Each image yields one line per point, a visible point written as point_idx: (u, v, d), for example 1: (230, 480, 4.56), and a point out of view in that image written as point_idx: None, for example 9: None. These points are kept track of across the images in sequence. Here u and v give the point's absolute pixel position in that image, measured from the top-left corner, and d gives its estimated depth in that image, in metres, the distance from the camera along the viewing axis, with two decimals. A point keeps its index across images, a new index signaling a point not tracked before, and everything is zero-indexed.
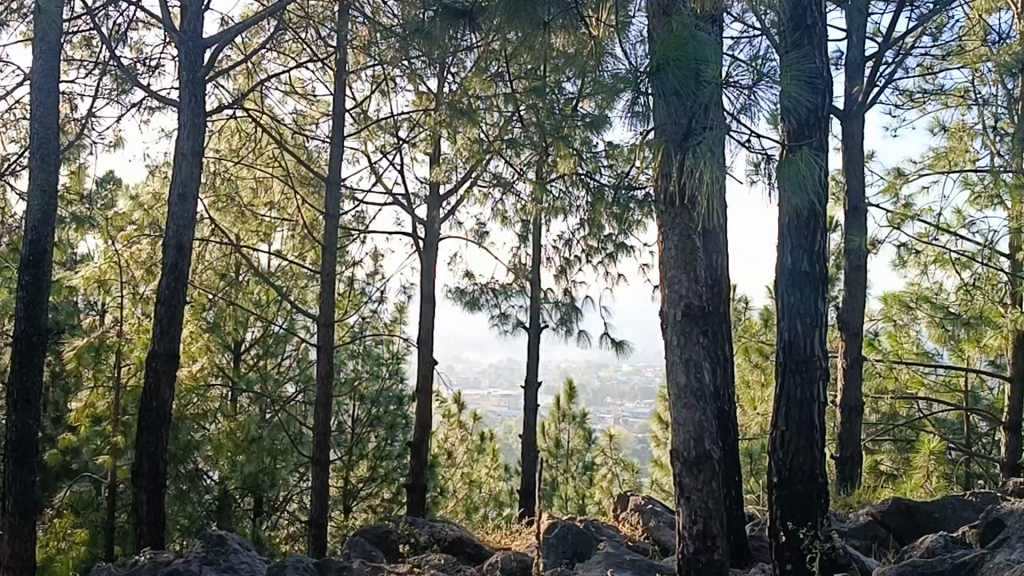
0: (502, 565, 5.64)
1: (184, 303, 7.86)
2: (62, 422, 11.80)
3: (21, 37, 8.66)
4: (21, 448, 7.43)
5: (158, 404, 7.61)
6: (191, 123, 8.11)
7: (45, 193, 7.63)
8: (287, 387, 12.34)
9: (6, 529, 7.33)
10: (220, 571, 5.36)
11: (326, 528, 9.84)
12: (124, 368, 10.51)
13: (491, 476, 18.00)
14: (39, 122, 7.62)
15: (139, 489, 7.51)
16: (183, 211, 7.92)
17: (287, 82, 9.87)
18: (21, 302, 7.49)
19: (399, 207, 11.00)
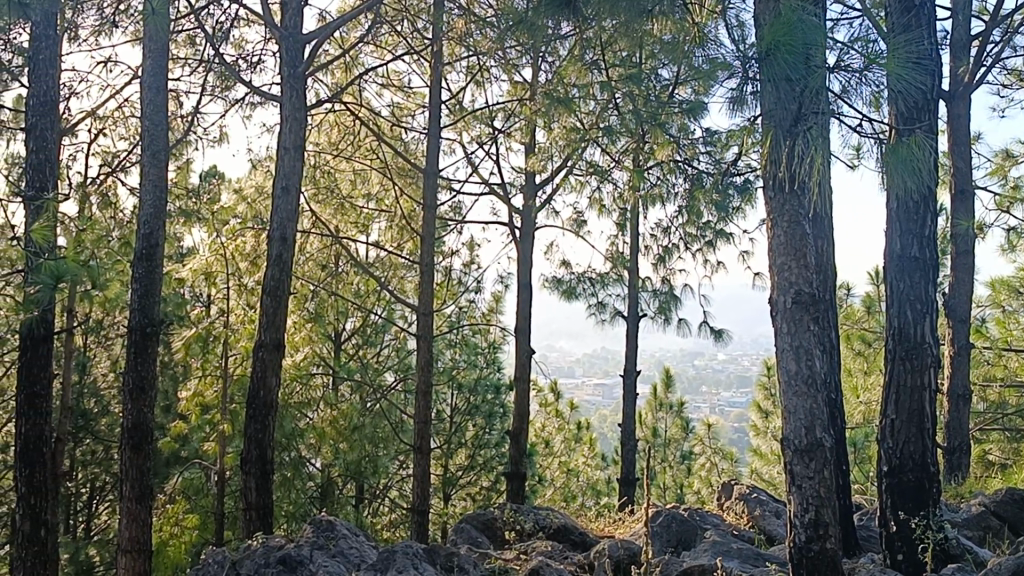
0: (609, 553, 5.66)
1: (288, 293, 8.02)
2: (171, 410, 12.16)
3: (130, 37, 8.93)
4: (137, 436, 7.65)
5: (266, 393, 7.79)
6: (293, 118, 8.24)
7: (157, 188, 7.85)
8: (387, 376, 12.51)
9: (125, 514, 7.62)
10: (331, 556, 5.47)
11: (429, 515, 9.94)
12: (231, 357, 10.71)
13: (588, 465, 18.00)
14: (149, 120, 7.85)
15: (249, 475, 7.69)
16: (287, 204, 8.05)
17: (384, 75, 9.98)
18: (135, 294, 7.72)
19: (495, 196, 11.06)
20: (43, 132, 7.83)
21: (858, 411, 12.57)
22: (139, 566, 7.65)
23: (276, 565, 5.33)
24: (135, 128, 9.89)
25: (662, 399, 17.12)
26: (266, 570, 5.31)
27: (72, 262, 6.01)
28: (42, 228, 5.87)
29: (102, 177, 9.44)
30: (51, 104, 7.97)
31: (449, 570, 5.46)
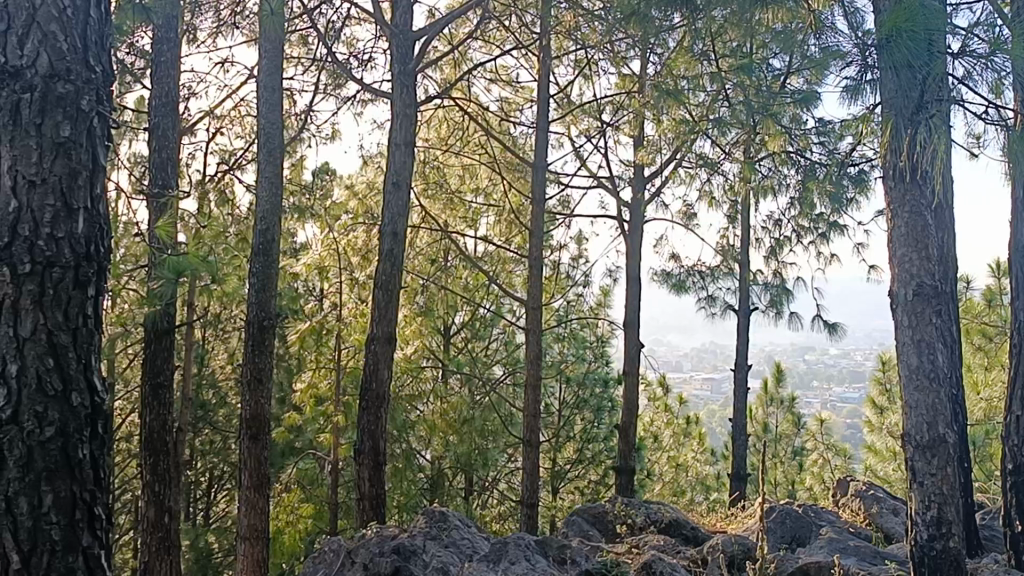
0: (723, 549, 5.66)
1: (400, 287, 8.11)
2: (286, 402, 12.47)
3: (246, 38, 9.15)
4: (255, 426, 7.84)
5: (377, 385, 7.90)
6: (403, 114, 8.32)
7: (272, 184, 8.03)
8: (496, 370, 12.62)
9: (244, 502, 7.86)
10: (444, 546, 5.52)
11: (538, 508, 9.97)
12: (343, 350, 11.07)
13: (697, 460, 17.88)
14: (265, 118, 8.03)
15: (362, 466, 7.83)
16: (398, 199, 8.12)
17: (492, 70, 10.03)
18: (253, 289, 7.90)
19: (603, 189, 11.02)
20: (165, 131, 8.07)
21: (980, 407, 12.20)
22: (257, 551, 7.94)
23: (390, 554, 5.27)
24: (251, 127, 10.13)
25: (773, 394, 16.92)
26: (382, 560, 5.19)
27: (193, 257, 6.16)
28: (166, 224, 6.03)
29: (220, 174, 9.69)
30: (173, 104, 8.21)
31: (561, 562, 5.48)
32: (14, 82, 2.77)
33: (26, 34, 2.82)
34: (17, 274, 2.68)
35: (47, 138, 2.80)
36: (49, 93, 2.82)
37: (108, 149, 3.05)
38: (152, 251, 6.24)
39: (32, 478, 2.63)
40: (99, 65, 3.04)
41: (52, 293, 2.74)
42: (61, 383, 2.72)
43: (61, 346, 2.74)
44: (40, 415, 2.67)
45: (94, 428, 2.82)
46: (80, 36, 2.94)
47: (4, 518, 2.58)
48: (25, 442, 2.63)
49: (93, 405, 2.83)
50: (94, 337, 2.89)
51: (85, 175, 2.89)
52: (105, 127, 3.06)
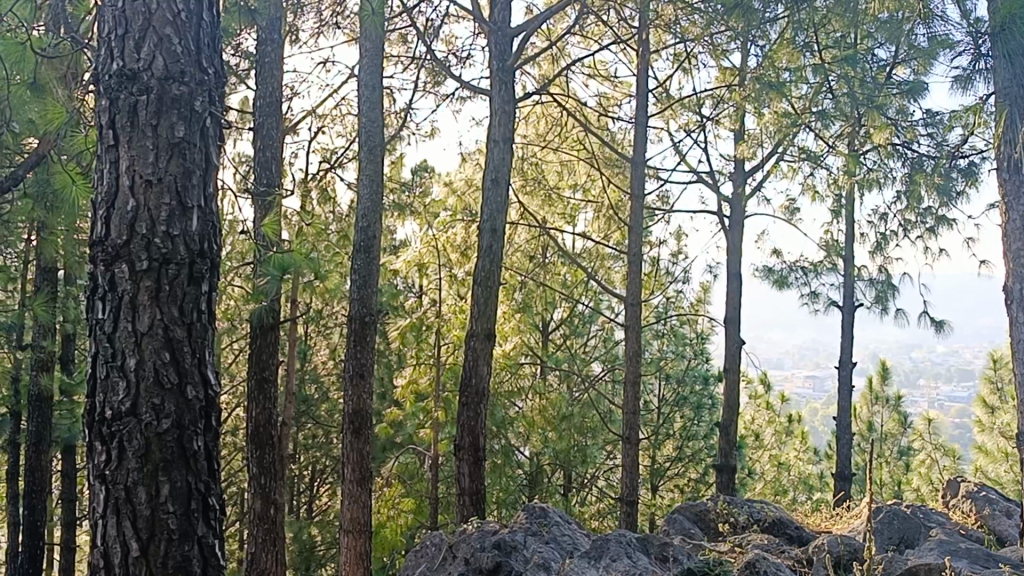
0: (828, 548, 5.55)
1: (499, 283, 8.10)
2: (387, 397, 12.64)
3: (347, 38, 9.28)
4: (357, 421, 7.93)
5: (477, 381, 7.94)
6: (501, 110, 8.29)
7: (373, 181, 8.10)
8: (594, 366, 12.62)
9: (347, 496, 7.99)
10: (545, 542, 5.51)
11: (638, 505, 9.91)
12: (443, 346, 11.19)
13: (799, 459, 17.63)
14: (366, 116, 8.12)
15: (461, 461, 7.86)
16: (496, 195, 8.11)
17: (590, 65, 9.97)
18: (354, 285, 7.99)
19: (703, 185, 10.90)
20: (269, 132, 8.22)
21: None
22: (359, 544, 8.05)
23: (491, 549, 5.36)
24: (352, 125, 10.25)
25: (878, 393, 16.58)
26: (483, 554, 5.30)
27: (297, 255, 6.25)
28: (271, 222, 6.13)
29: (322, 172, 9.84)
30: (277, 104, 8.30)
31: (663, 560, 5.41)
32: (132, 85, 2.87)
33: (143, 39, 2.90)
34: (135, 271, 2.77)
35: (162, 139, 2.87)
36: (164, 94, 2.88)
37: (221, 149, 3.10)
38: (257, 248, 6.35)
39: (150, 468, 2.72)
40: (211, 67, 3.08)
41: (169, 290, 2.79)
42: (177, 376, 2.78)
43: (177, 341, 2.79)
44: (157, 407, 2.75)
45: (209, 420, 2.86)
46: (193, 38, 2.99)
47: (125, 505, 2.71)
48: (143, 433, 2.72)
49: (208, 398, 2.87)
50: (210, 332, 2.92)
51: (199, 174, 2.93)
52: (217, 127, 3.10)
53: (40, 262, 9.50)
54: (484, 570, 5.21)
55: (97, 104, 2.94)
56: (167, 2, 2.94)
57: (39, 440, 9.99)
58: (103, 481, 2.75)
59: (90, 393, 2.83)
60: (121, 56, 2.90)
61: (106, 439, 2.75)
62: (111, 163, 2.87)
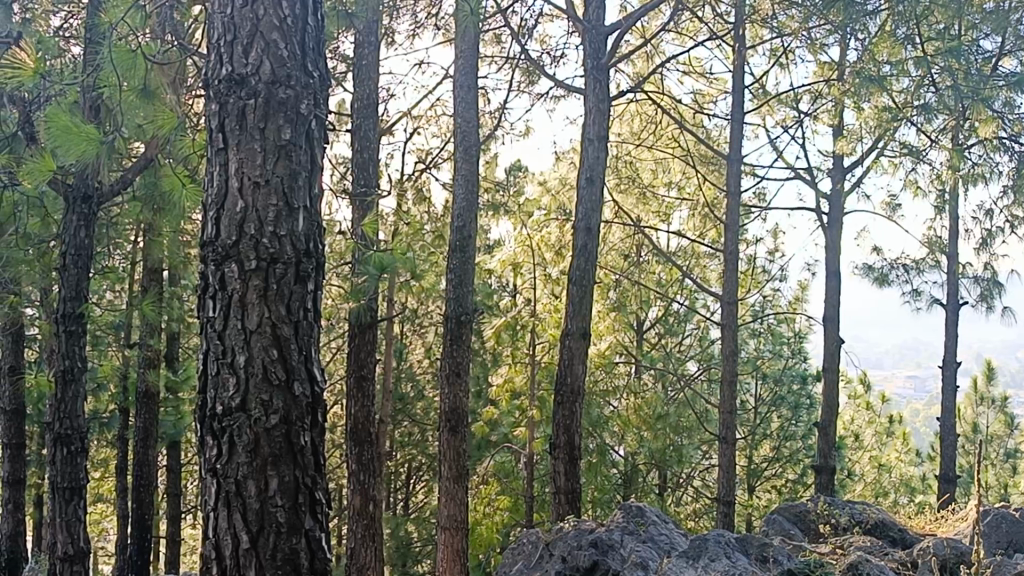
0: (934, 551, 5.43)
1: (594, 282, 8.09)
2: (482, 395, 12.75)
3: (443, 39, 9.35)
4: (454, 419, 8.00)
5: (572, 380, 7.94)
6: (596, 109, 8.25)
7: (469, 182, 8.16)
8: (689, 365, 12.54)
9: (444, 493, 8.06)
10: (642, 541, 5.49)
11: (735, 506, 9.81)
12: (538, 345, 11.23)
13: (901, 460, 17.26)
14: (461, 117, 8.18)
15: (557, 460, 7.89)
16: (591, 194, 8.08)
17: (684, 62, 9.90)
18: (450, 284, 8.05)
19: (801, 181, 10.74)
20: (367, 133, 8.32)
21: None
22: (456, 541, 8.11)
23: (588, 548, 5.38)
24: (447, 126, 10.34)
25: (984, 393, 16.18)
26: (579, 553, 5.33)
27: (395, 254, 6.33)
28: (369, 222, 6.20)
29: (417, 173, 9.92)
30: (375, 106, 8.42)
31: (763, 560, 5.35)
32: (240, 90, 2.95)
33: (251, 44, 2.98)
34: (244, 271, 2.84)
35: (269, 141, 2.93)
36: (271, 98, 2.95)
37: (325, 150, 3.16)
38: (356, 248, 6.45)
39: (259, 463, 2.79)
40: (316, 70, 3.14)
41: (276, 288, 2.85)
42: (284, 373, 2.84)
43: (284, 338, 2.85)
44: (266, 403, 2.81)
45: (316, 417, 2.91)
46: (299, 43, 3.05)
47: (235, 499, 2.79)
48: (252, 429, 2.79)
49: (315, 395, 2.92)
50: (316, 330, 2.98)
51: (305, 175, 2.99)
52: (322, 129, 3.16)
53: (147, 263, 9.80)
54: (581, 569, 5.29)
55: (207, 108, 3.02)
56: (273, 8, 3.01)
57: (147, 435, 10.30)
58: (214, 475, 2.83)
59: (201, 390, 2.91)
60: (229, 61, 2.98)
61: (217, 434, 2.83)
62: (221, 165, 2.95)
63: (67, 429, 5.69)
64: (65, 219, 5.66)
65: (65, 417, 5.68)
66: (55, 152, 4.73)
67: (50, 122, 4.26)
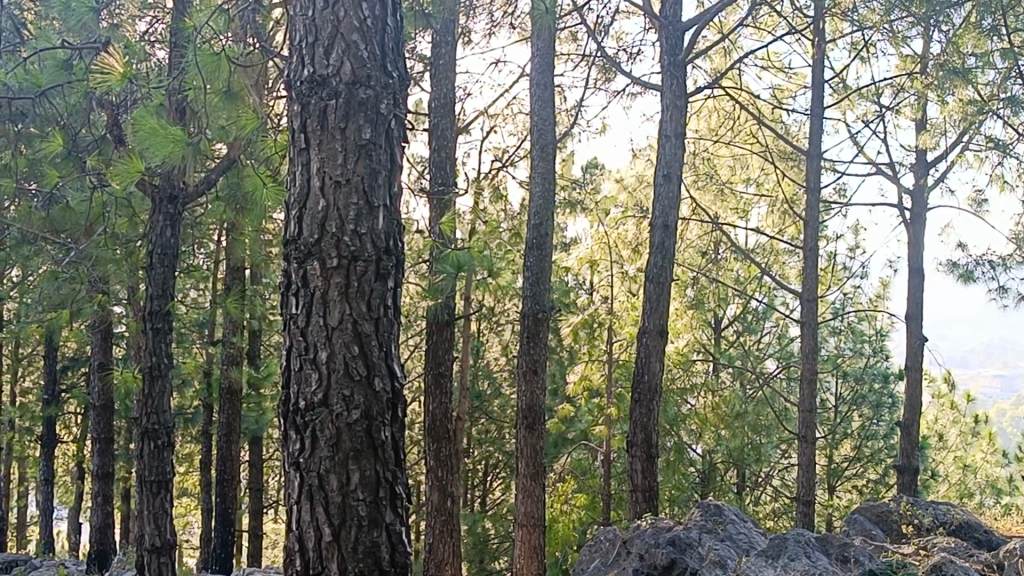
0: (1023, 553, 5.31)
1: (672, 279, 8.04)
2: (559, 393, 12.78)
3: (519, 37, 9.37)
4: (531, 416, 8.02)
5: (650, 378, 7.91)
6: (673, 105, 8.19)
7: (545, 179, 8.17)
8: (768, 364, 12.42)
9: (521, 490, 8.09)
10: (720, 539, 5.45)
11: (815, 506, 9.69)
12: (616, 343, 11.23)
13: (987, 461, 16.89)
14: (538, 115, 8.19)
15: (635, 458, 7.88)
16: (668, 191, 8.02)
17: (762, 57, 9.80)
18: (527, 282, 8.06)
19: (883, 177, 10.56)
20: (444, 132, 8.37)
21: None
22: (533, 538, 8.14)
23: (666, 546, 5.36)
24: (524, 124, 10.37)
25: None
26: (657, 551, 5.32)
27: (472, 252, 6.37)
28: (448, 220, 6.25)
29: (493, 171, 9.95)
30: (451, 105, 8.48)
31: (844, 561, 5.28)
32: (322, 91, 3.00)
33: (332, 45, 3.03)
34: (326, 268, 2.90)
35: (350, 141, 2.98)
36: (352, 98, 3.00)
37: (405, 149, 3.20)
38: (434, 246, 6.49)
39: (341, 457, 2.84)
40: (395, 70, 3.17)
41: (357, 285, 2.90)
42: (364, 369, 2.89)
43: (365, 335, 2.89)
44: (347, 398, 2.86)
45: (396, 412, 2.95)
46: (379, 43, 3.09)
47: (318, 492, 2.84)
48: (334, 424, 2.84)
49: (395, 391, 2.96)
50: (396, 326, 3.02)
51: (384, 174, 3.03)
52: (401, 128, 3.20)
53: (230, 261, 10.00)
54: (658, 567, 5.28)
55: (290, 109, 3.09)
56: (353, 10, 3.05)
57: (230, 430, 10.51)
58: (297, 468, 2.89)
59: (285, 384, 2.97)
60: (311, 62, 3.04)
61: (300, 429, 2.89)
62: (303, 165, 3.00)
63: (154, 423, 5.83)
64: (152, 219, 5.81)
65: (152, 412, 5.82)
66: (142, 153, 4.86)
67: (138, 124, 4.37)
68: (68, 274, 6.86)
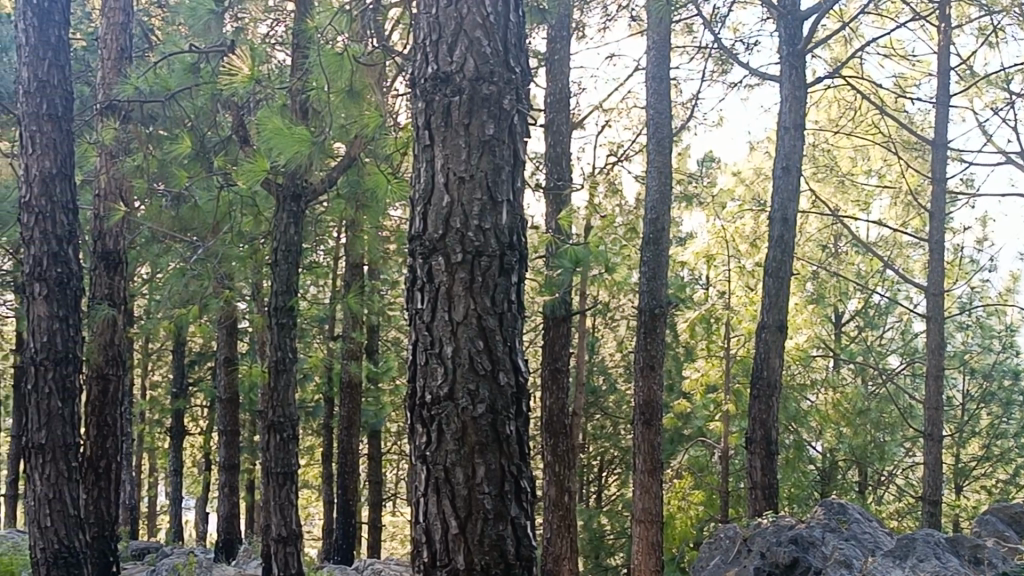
0: None
1: (792, 273, 7.89)
2: (675, 389, 12.70)
3: (634, 31, 9.31)
4: (648, 412, 7.97)
5: (769, 373, 7.77)
6: (793, 97, 8.03)
7: (662, 174, 8.12)
8: (891, 359, 12.12)
9: (638, 486, 8.05)
10: (844, 539, 5.32)
11: (942, 506, 9.40)
12: (733, 338, 11.11)
13: None
14: (654, 108, 8.12)
15: (754, 455, 7.77)
16: (787, 184, 7.87)
17: (885, 45, 9.55)
18: (644, 277, 8.02)
19: (1012, 166, 10.18)
20: (559, 127, 8.37)
21: None
22: (651, 534, 8.09)
23: (788, 544, 5.27)
24: (638, 118, 10.32)
25: None
26: (780, 549, 5.25)
27: (590, 247, 6.37)
28: (566, 215, 6.25)
29: (608, 166, 9.92)
30: (566, 99, 8.45)
31: (976, 563, 5.14)
32: (446, 87, 3.03)
33: (455, 42, 3.05)
34: (451, 263, 2.92)
35: (474, 137, 3.00)
36: (475, 94, 3.02)
37: (528, 144, 3.21)
38: (551, 240, 6.50)
39: (467, 450, 2.86)
40: (517, 66, 3.18)
41: (482, 280, 2.92)
42: (489, 363, 2.90)
43: (490, 330, 2.91)
44: (473, 393, 2.88)
45: (520, 406, 2.96)
46: (502, 39, 3.10)
47: (444, 485, 2.87)
48: (460, 417, 2.87)
49: (519, 385, 2.97)
50: (520, 321, 3.02)
51: (508, 170, 3.04)
52: (524, 123, 3.21)
53: (349, 258, 10.20)
54: (780, 566, 5.19)
55: (414, 106, 3.12)
56: (476, 6, 3.07)
57: (351, 423, 10.73)
58: (424, 461, 2.92)
59: (411, 378, 3.01)
60: (435, 60, 3.06)
61: (426, 423, 2.92)
62: (428, 162, 3.03)
63: (279, 416, 5.96)
64: (277, 216, 5.95)
65: (277, 405, 5.95)
66: (267, 153, 4.97)
67: (264, 126, 4.47)
68: (197, 271, 7.09)
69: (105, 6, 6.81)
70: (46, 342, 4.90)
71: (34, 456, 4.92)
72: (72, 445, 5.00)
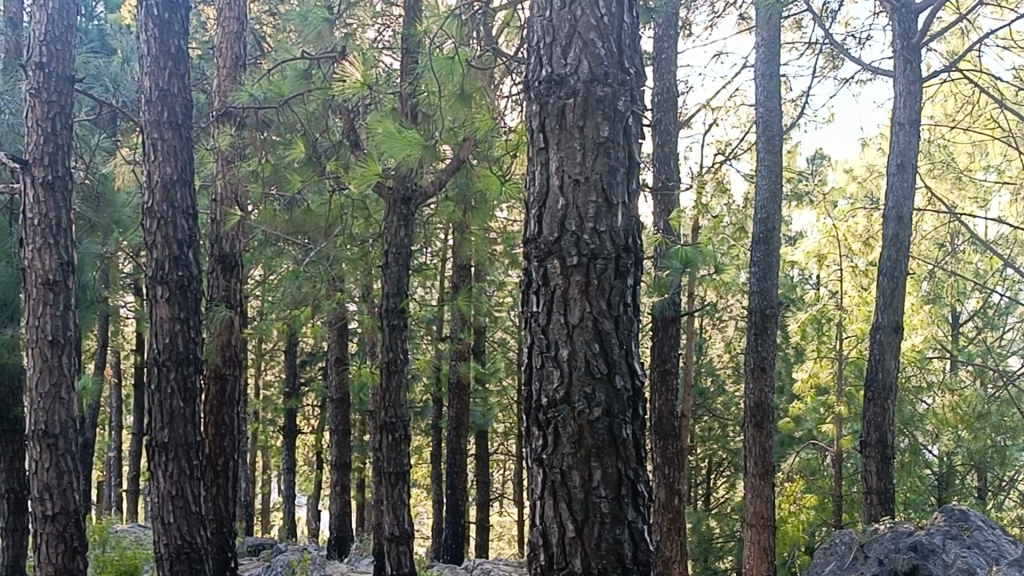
0: None
1: (908, 273, 7.68)
2: (786, 391, 12.51)
3: (742, 27, 9.19)
4: (759, 414, 7.84)
5: (883, 375, 7.59)
6: (907, 91, 7.82)
7: (773, 172, 7.99)
8: (1012, 361, 11.73)
9: (749, 489, 7.94)
10: (966, 546, 5.12)
11: None
12: (845, 339, 10.90)
13: None
14: (763, 106, 7.99)
15: (868, 458, 7.61)
16: (902, 181, 7.68)
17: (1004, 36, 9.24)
18: (754, 278, 7.90)
19: None
20: (667, 126, 8.30)
21: None
22: (762, 539, 7.96)
23: (907, 551, 5.17)
24: (747, 116, 10.19)
25: None
26: (898, 557, 5.14)
27: (701, 247, 6.30)
28: (676, 216, 6.20)
29: (716, 165, 9.81)
30: (674, 99, 8.38)
31: None
32: (560, 90, 3.03)
33: (569, 44, 3.05)
34: (566, 265, 2.92)
35: (589, 139, 2.99)
36: (590, 96, 3.00)
37: (643, 145, 3.18)
38: (659, 241, 6.45)
39: (584, 453, 2.85)
40: (632, 66, 3.15)
41: (597, 282, 2.90)
42: (606, 366, 2.88)
43: (606, 332, 2.89)
44: (589, 396, 2.87)
45: (637, 409, 2.93)
46: (617, 40, 3.08)
47: (561, 488, 2.87)
48: (576, 420, 2.86)
49: (636, 388, 2.94)
50: (636, 323, 3.00)
51: (623, 171, 3.02)
52: (639, 125, 3.18)
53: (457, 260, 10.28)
54: (900, 572, 5.09)
55: (529, 109, 3.13)
56: (591, 8, 3.06)
57: (459, 423, 10.82)
58: (540, 464, 2.92)
59: (527, 380, 3.02)
60: (550, 63, 3.07)
61: (543, 425, 2.93)
62: (542, 165, 3.04)
63: (391, 416, 6.02)
64: (388, 219, 6.03)
65: (389, 405, 6.02)
66: (378, 157, 5.03)
67: (377, 130, 4.53)
68: (311, 274, 7.23)
69: (220, 16, 6.98)
70: (168, 342, 5.04)
71: (158, 453, 5.07)
72: (194, 443, 5.14)
